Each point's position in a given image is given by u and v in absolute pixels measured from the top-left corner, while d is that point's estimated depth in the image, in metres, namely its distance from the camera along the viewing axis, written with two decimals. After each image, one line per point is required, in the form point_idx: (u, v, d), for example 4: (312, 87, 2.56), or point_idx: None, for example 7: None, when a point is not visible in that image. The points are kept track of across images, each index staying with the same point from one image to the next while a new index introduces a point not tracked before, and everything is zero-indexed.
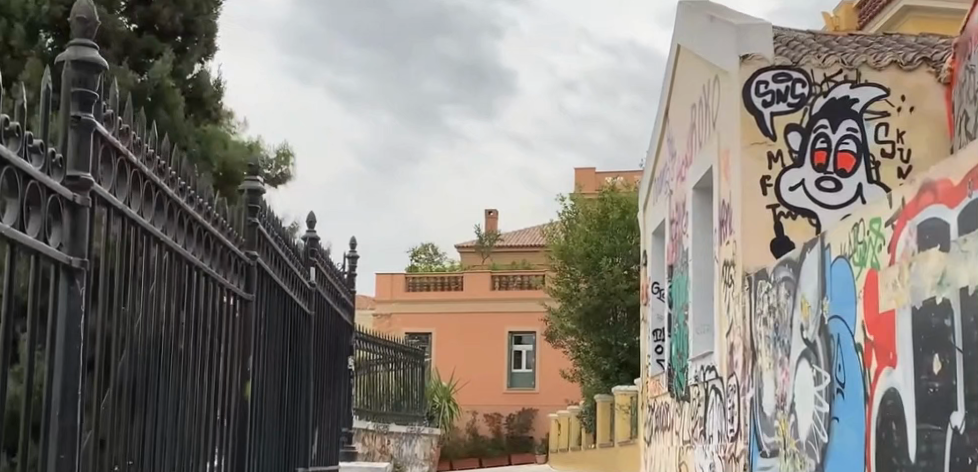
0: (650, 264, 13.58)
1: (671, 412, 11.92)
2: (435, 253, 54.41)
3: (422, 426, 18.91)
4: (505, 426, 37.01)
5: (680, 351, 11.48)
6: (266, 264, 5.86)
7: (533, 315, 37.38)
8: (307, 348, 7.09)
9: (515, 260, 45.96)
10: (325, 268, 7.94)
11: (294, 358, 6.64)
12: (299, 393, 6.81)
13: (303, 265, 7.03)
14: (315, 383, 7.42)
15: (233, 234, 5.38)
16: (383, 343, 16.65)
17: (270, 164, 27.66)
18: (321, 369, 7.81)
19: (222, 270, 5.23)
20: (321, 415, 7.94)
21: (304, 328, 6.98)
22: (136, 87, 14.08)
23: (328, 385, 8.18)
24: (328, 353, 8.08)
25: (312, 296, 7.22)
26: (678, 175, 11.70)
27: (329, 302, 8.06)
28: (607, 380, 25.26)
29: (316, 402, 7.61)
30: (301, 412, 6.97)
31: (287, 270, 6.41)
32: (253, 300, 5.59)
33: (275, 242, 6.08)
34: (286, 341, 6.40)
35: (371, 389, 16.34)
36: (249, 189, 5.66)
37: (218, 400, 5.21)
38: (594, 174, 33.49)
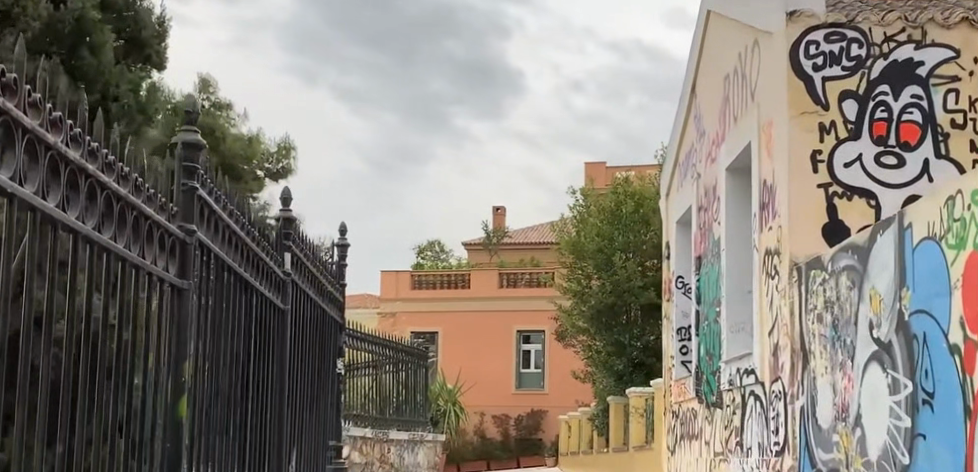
0: (672, 257, 12.42)
1: (699, 419, 10.78)
2: (441, 251, 53.32)
3: (426, 432, 17.75)
4: (513, 428, 35.83)
5: (710, 352, 10.33)
6: (213, 244, 4.88)
7: (542, 313, 36.24)
8: (279, 349, 6.02)
9: (523, 257, 44.82)
10: (306, 253, 6.90)
11: (260, 361, 5.59)
12: (268, 403, 5.76)
13: (275, 249, 5.99)
14: (293, 393, 6.37)
15: (158, 201, 4.37)
16: (375, 339, 15.48)
17: (271, 158, 26.55)
18: (304, 375, 6.76)
19: (138, 246, 4.22)
20: (305, 423, 6.91)
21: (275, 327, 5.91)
22: (59, 21, 12.65)
23: (313, 392, 7.18)
24: (311, 355, 7.05)
25: (286, 283, 6.13)
26: (707, 155, 10.55)
27: (312, 293, 7.02)
28: (620, 381, 24.09)
29: (297, 413, 6.57)
30: (271, 426, 5.88)
31: (248, 253, 5.38)
32: (186, 286, 4.58)
33: (228, 216, 5.07)
34: (249, 342, 5.38)
35: (367, 390, 15.18)
36: (184, 143, 4.69)
37: (133, 411, 4.22)
38: (606, 167, 32.32)
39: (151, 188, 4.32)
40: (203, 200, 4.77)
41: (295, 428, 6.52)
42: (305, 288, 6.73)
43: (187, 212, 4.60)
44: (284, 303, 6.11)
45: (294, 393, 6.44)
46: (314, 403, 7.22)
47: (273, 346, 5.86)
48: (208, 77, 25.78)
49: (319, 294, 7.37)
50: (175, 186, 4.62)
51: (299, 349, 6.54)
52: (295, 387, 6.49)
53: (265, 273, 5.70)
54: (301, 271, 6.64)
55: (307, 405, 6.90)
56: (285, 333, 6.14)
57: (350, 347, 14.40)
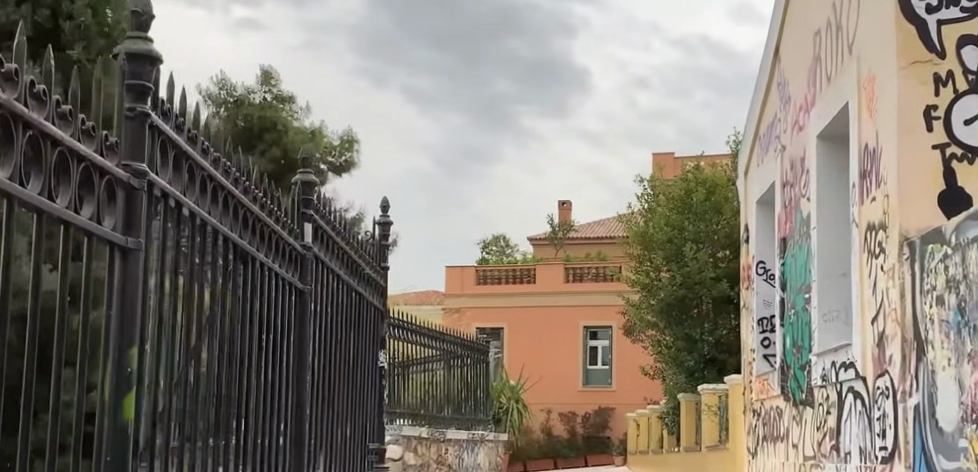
0: (752, 241, 11.33)
1: (785, 419, 9.70)
2: (507, 245, 52.43)
3: (487, 431, 16.75)
4: (580, 426, 34.73)
5: (797, 345, 9.25)
6: (183, 197, 4.05)
7: (610, 309, 35.16)
8: (295, 334, 5.16)
9: (590, 251, 43.69)
10: (336, 225, 6.01)
11: (262, 345, 4.74)
12: (277, 395, 4.91)
13: (288, 216, 5.12)
14: (321, 386, 5.52)
15: (81, 125, 3.49)
16: (435, 334, 14.81)
17: (335, 151, 25.96)
18: (336, 366, 5.90)
19: (44, 177, 3.29)
20: (337, 419, 5.98)
21: (286, 308, 5.04)
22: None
23: (350, 386, 6.32)
24: (346, 344, 6.18)
25: (304, 254, 5.24)
26: (793, 123, 9.49)
27: (343, 272, 6.12)
28: (691, 377, 22.97)
29: (327, 413, 5.71)
30: (284, 425, 5.00)
31: (238, 215, 4.53)
32: (128, 244, 3.71)
33: (201, 166, 4.19)
34: (242, 324, 4.54)
35: (423, 387, 14.29)
36: (128, 57, 3.83)
37: (60, 392, 3.37)
38: (676, 157, 31.11)
39: (72, 106, 3.44)
40: (164, 139, 3.94)
41: (325, 429, 5.65)
42: (335, 267, 5.86)
43: (137, 149, 3.76)
44: (302, 283, 5.24)
45: (323, 387, 5.58)
46: (351, 395, 6.34)
47: (284, 332, 5.01)
48: (273, 69, 25.45)
49: (354, 280, 6.51)
50: (120, 111, 3.78)
51: (328, 335, 5.68)
52: (325, 381, 5.62)
53: (268, 244, 4.84)
54: (329, 249, 5.77)
55: (341, 399, 6.04)
56: (305, 319, 5.27)
57: (402, 342, 13.54)
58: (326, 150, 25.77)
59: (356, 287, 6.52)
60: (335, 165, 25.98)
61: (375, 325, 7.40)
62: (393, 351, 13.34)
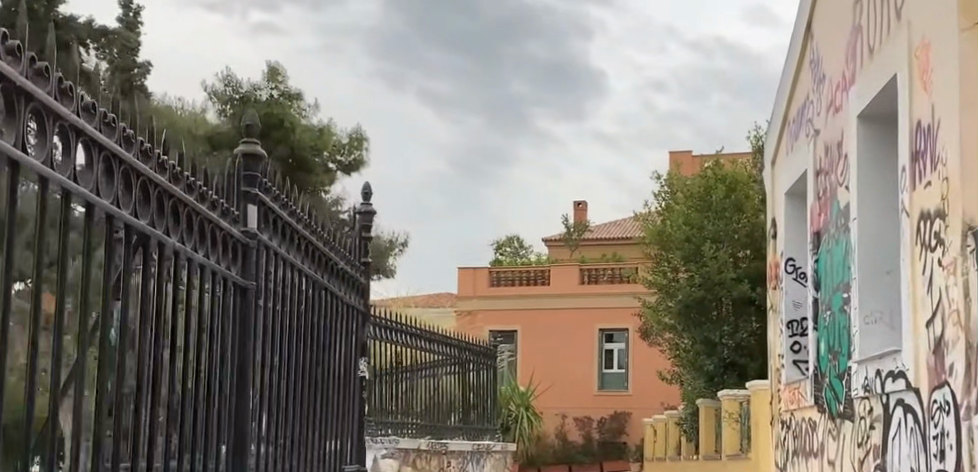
0: (781, 236, 10.35)
1: (819, 432, 8.75)
2: (521, 247, 51.52)
3: (495, 441, 15.82)
4: (596, 431, 33.66)
5: (835, 352, 8.25)
6: (48, 168, 3.63)
7: (626, 311, 34.19)
8: (230, 332, 4.87)
9: (605, 252, 42.70)
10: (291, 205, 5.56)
11: (182, 342, 4.46)
12: (202, 399, 4.61)
13: (206, 186, 4.68)
14: (270, 389, 5.20)
15: None
16: (440, 339, 13.89)
17: (343, 150, 25.02)
18: (299, 369, 5.56)
19: None
20: (296, 410, 5.53)
21: (217, 301, 4.76)
22: None
23: (323, 390, 5.95)
24: (316, 345, 5.82)
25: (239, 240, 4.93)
26: (829, 103, 8.52)
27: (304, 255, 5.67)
28: (711, 382, 22.01)
29: (285, 418, 5.38)
30: (213, 432, 4.72)
31: (145, 194, 4.19)
32: None
33: (61, 115, 3.67)
34: (151, 321, 4.24)
35: (422, 395, 13.32)
36: None
37: None
38: (694, 155, 30.10)
39: None
40: (28, 101, 3.50)
41: (280, 437, 5.32)
42: (297, 260, 5.54)
43: None
44: (242, 278, 4.98)
45: (275, 391, 5.26)
46: (320, 386, 5.89)
47: (197, 312, 4.58)
48: (280, 66, 24.66)
49: (333, 275, 6.13)
50: None
51: (283, 333, 5.36)
52: (279, 384, 5.30)
53: (192, 231, 4.55)
54: (288, 242, 5.45)
55: (307, 405, 5.68)
56: (246, 315, 5.00)
57: (399, 347, 12.55)
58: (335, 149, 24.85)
59: (334, 286, 6.15)
60: (344, 163, 25.02)
61: (366, 329, 6.83)
62: (389, 356, 12.34)
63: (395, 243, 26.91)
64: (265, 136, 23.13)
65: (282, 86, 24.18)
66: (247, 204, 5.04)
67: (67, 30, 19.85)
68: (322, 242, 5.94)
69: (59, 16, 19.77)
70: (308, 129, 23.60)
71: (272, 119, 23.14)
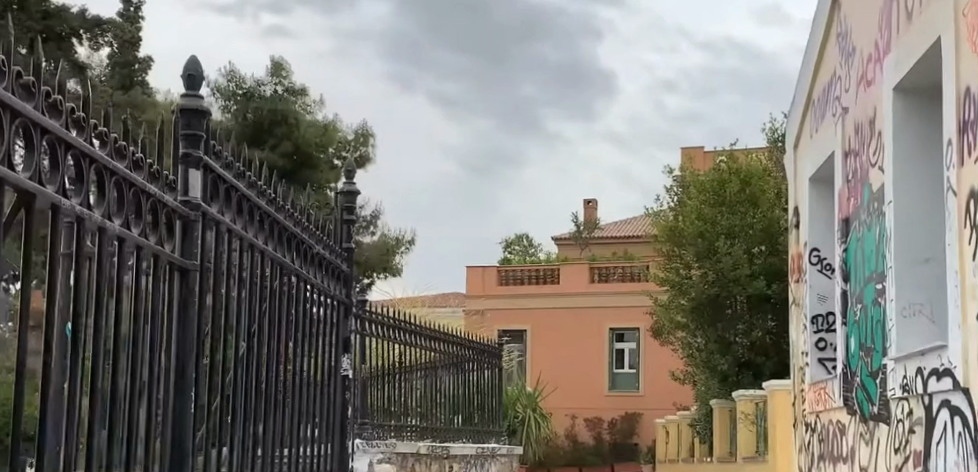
0: (805, 225, 9.63)
1: (848, 436, 8.04)
2: (529, 245, 50.83)
3: (500, 444, 15.16)
4: (607, 432, 33.05)
5: (867, 347, 7.53)
6: None
7: (637, 310, 33.43)
8: (169, 319, 4.45)
9: (616, 250, 41.92)
10: (245, 177, 5.09)
11: (108, 325, 4.01)
12: (134, 393, 4.16)
13: (133, 149, 4.19)
14: (221, 383, 4.78)
15: None
16: (443, 337, 13.23)
17: (348, 146, 24.76)
18: (259, 361, 5.14)
19: None
20: (251, 400, 5.08)
21: (151, 282, 4.31)
22: None
23: (290, 384, 5.54)
24: (280, 335, 5.40)
25: (178, 211, 4.46)
26: (860, 76, 7.81)
27: (260, 234, 5.21)
28: (726, 382, 21.29)
29: (240, 413, 4.96)
30: (146, 430, 4.27)
31: (52, 151, 3.69)
32: None
33: None
34: (64, 301, 3.76)
35: (423, 397, 12.65)
36: None
37: None
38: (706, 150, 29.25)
39: None
40: None
41: (234, 436, 4.91)
42: (255, 239, 5.11)
43: None
44: (182, 258, 4.53)
45: (226, 383, 4.83)
46: (283, 375, 5.43)
47: (123, 287, 4.11)
48: (284, 60, 24.01)
49: (300, 257, 5.70)
50: None
51: (236, 320, 4.93)
52: (230, 378, 4.88)
53: (119, 201, 4.07)
54: (242, 218, 5.02)
55: (269, 402, 5.26)
56: (188, 299, 4.57)
57: (400, 346, 11.88)
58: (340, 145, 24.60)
59: (303, 268, 5.72)
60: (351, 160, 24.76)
61: (343, 319, 6.40)
62: (390, 356, 11.71)
63: (402, 241, 26.23)
64: (268, 132, 22.45)
65: (287, 81, 23.60)
66: (187, 171, 4.58)
67: (61, 21, 19.13)
68: (287, 221, 5.50)
69: (52, 6, 19.08)
70: (312, 125, 22.83)
71: (275, 115, 22.39)
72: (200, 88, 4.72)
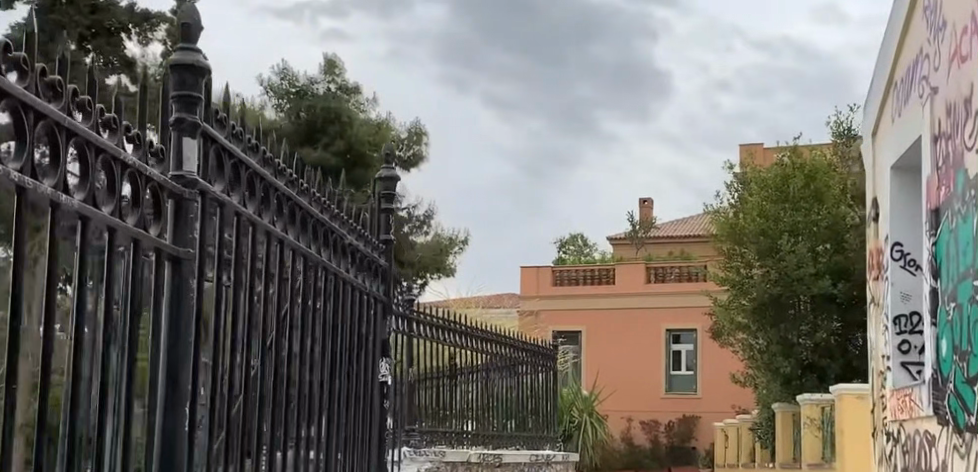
0: (884, 218, 8.91)
1: (939, 448, 7.34)
2: (585, 245, 50.09)
3: (555, 450, 14.51)
4: (664, 435, 32.26)
5: (962, 349, 6.80)
6: None
7: (695, 311, 32.61)
8: (158, 313, 3.85)
9: (673, 250, 41.07)
10: (258, 155, 4.48)
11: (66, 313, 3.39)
12: (106, 396, 3.56)
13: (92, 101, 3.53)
14: (232, 390, 4.19)
15: None
16: (497, 339, 12.58)
17: (402, 144, 24.56)
18: (281, 364, 4.57)
19: None
20: (271, 405, 4.50)
21: (135, 271, 3.70)
22: None
23: (318, 388, 4.96)
24: (307, 335, 4.82)
25: (169, 186, 3.87)
26: (952, 52, 7.08)
27: (279, 218, 4.62)
28: (789, 385, 20.46)
29: (259, 424, 4.39)
30: (127, 443, 3.67)
31: None
32: None
33: None
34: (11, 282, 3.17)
35: (475, 401, 12.03)
36: None
37: None
38: (766, 147, 28.34)
39: None
40: None
41: (247, 446, 4.33)
42: (273, 225, 4.52)
43: None
44: (175, 244, 3.92)
45: (236, 385, 4.25)
46: (309, 378, 4.86)
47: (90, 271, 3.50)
48: (337, 58, 23.62)
49: (327, 246, 5.11)
50: None
51: (250, 317, 4.34)
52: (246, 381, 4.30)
53: (78, 165, 3.44)
54: (257, 201, 4.43)
55: (295, 411, 4.69)
56: (183, 290, 3.96)
57: (451, 348, 11.28)
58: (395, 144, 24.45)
59: (332, 260, 5.13)
60: (404, 159, 24.62)
61: (380, 319, 5.84)
62: (440, 358, 11.09)
63: (456, 240, 25.61)
64: (321, 131, 22.10)
65: (340, 79, 23.25)
66: (180, 139, 3.98)
67: (109, 15, 18.63)
68: (310, 204, 4.91)
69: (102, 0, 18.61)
70: (366, 124, 22.40)
71: (329, 114, 22.05)
72: (196, 45, 4.11)
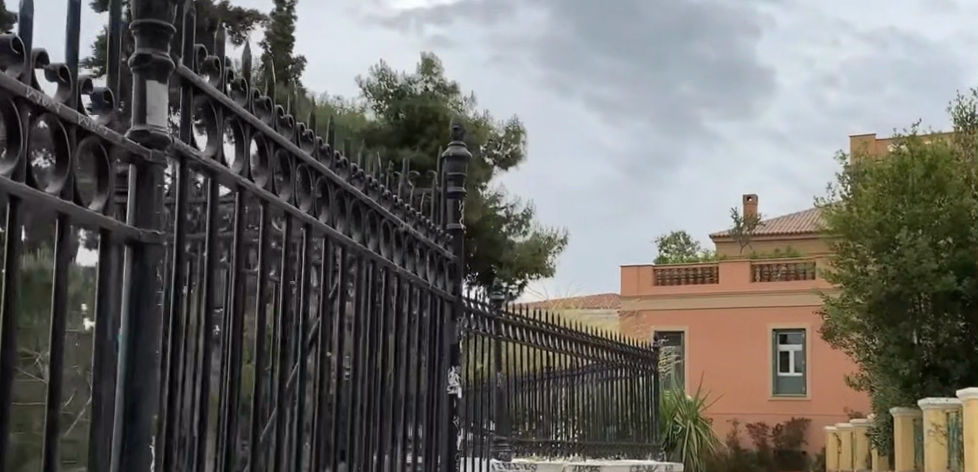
0: None
1: None
2: (685, 243, 48.89)
3: (658, 459, 13.61)
4: (771, 439, 30.94)
5: None
6: None
7: (804, 309, 31.22)
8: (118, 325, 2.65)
9: (779, 247, 39.73)
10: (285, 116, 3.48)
11: None
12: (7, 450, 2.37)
13: None
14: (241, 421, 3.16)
15: None
16: (595, 340, 11.68)
17: (499, 143, 23.81)
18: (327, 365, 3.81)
19: None
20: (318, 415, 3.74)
21: (61, 263, 2.47)
22: None
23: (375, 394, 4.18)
24: (361, 333, 4.08)
25: (120, 142, 2.61)
26: None
27: (328, 195, 3.85)
28: (908, 388, 19.18)
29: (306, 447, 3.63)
30: None
31: None
32: None
33: None
34: None
35: (570, 406, 11.15)
36: None
37: None
38: (878, 139, 26.97)
39: None
40: None
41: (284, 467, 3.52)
42: (311, 215, 3.66)
43: None
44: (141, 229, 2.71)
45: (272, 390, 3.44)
46: (367, 384, 4.12)
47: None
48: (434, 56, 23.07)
49: (373, 236, 4.26)
50: None
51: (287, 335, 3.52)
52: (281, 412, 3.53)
53: None
54: (292, 186, 3.53)
55: (352, 442, 3.95)
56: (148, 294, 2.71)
57: (546, 350, 10.39)
58: (491, 143, 23.70)
59: (380, 252, 4.28)
60: (501, 157, 23.79)
61: (444, 320, 5.13)
62: (533, 360, 10.21)
63: (554, 239, 24.75)
64: (419, 132, 21.24)
65: (438, 78, 22.68)
66: (143, 84, 2.75)
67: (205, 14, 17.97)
68: (350, 183, 4.00)
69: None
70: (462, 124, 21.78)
71: (426, 114, 21.33)
72: None
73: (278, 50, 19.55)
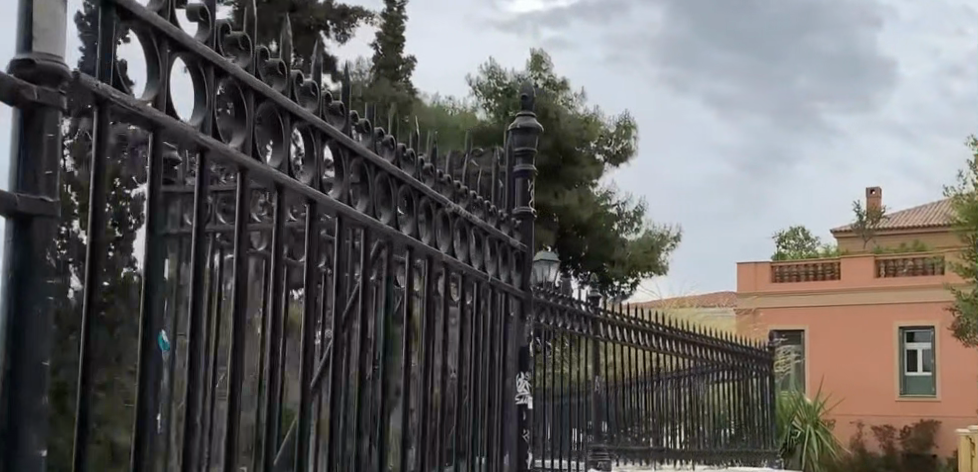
0: None
1: None
2: (806, 239, 47.24)
3: (777, 467, 12.62)
4: (899, 441, 29.49)
5: None
6: None
7: (932, 306, 29.54)
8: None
9: (904, 241, 38.01)
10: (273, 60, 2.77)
11: None
12: None
13: None
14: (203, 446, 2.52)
15: None
16: (707, 338, 10.79)
17: (609, 138, 22.96)
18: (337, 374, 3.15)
19: None
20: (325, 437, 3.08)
21: None
22: None
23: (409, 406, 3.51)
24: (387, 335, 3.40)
25: None
26: None
27: (343, 167, 3.14)
28: None
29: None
30: None
31: None
32: None
33: None
34: None
35: (681, 407, 10.34)
36: None
37: None
38: None
39: None
40: None
41: None
42: (318, 189, 2.95)
43: None
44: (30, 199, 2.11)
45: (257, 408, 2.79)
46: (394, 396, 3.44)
47: None
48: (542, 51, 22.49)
49: (407, 216, 3.54)
50: None
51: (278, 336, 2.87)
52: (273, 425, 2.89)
53: None
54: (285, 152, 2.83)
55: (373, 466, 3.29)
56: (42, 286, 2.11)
57: (654, 350, 9.55)
58: (602, 138, 22.83)
59: (419, 237, 3.57)
60: (612, 153, 22.90)
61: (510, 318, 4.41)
62: (639, 361, 9.40)
63: (668, 236, 23.75)
64: None
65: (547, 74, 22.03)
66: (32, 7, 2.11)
67: (306, 12, 17.45)
68: (375, 150, 3.26)
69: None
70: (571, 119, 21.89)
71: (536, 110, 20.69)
72: None
73: (388, 51, 19.06)
